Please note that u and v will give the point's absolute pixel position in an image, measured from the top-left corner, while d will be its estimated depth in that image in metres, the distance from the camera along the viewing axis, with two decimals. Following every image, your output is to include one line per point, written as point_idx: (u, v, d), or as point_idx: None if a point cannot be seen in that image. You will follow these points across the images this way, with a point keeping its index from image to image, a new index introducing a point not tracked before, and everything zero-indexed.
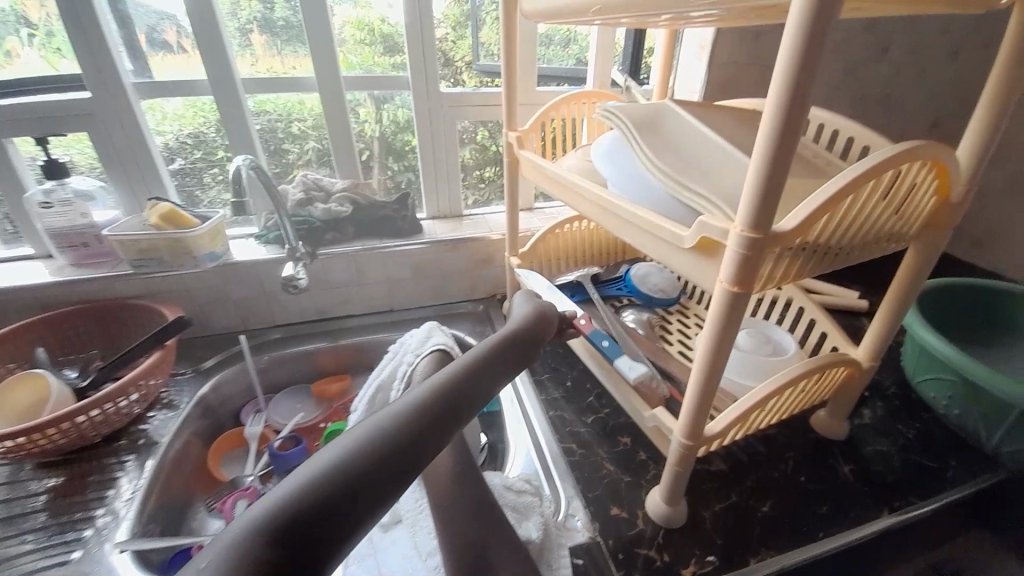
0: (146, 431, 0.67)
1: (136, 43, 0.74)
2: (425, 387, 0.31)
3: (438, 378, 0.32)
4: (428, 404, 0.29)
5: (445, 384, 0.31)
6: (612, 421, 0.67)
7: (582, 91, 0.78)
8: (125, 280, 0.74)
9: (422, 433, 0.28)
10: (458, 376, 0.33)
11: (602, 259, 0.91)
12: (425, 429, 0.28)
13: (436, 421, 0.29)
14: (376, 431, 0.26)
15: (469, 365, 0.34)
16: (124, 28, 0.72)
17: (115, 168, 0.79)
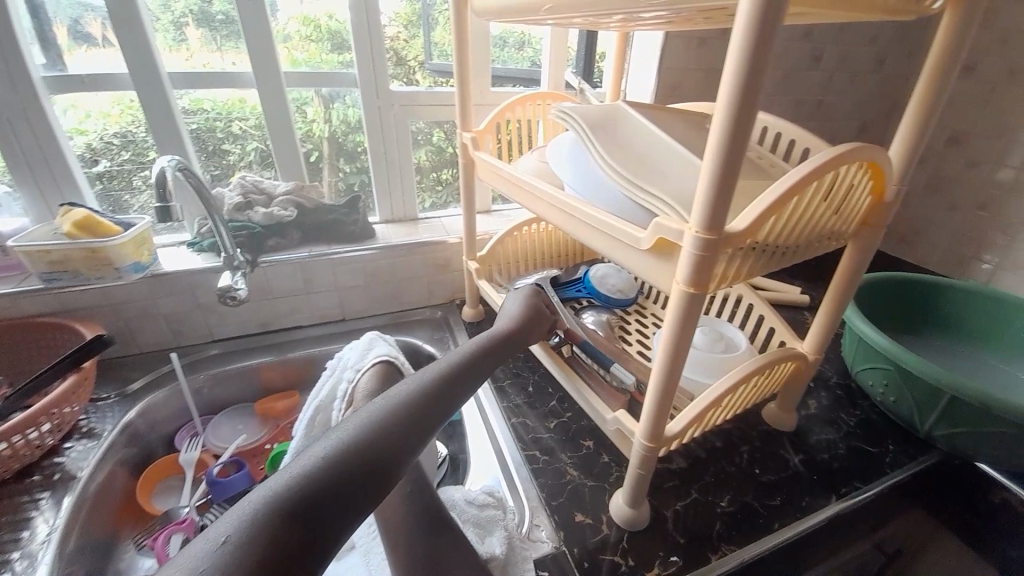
0: (63, 464, 0.59)
1: (48, 33, 0.66)
2: (402, 399, 0.37)
3: (413, 392, 0.38)
4: (400, 417, 0.35)
5: (419, 397, 0.38)
6: (574, 425, 0.67)
7: (536, 92, 0.78)
8: (34, 296, 0.66)
9: (396, 444, 0.34)
10: (425, 393, 0.38)
11: (561, 260, 0.91)
12: (403, 434, 0.34)
13: (410, 431, 0.35)
14: (362, 434, 0.33)
15: (439, 380, 0.41)
16: (35, 16, 0.64)
17: (22, 170, 0.70)
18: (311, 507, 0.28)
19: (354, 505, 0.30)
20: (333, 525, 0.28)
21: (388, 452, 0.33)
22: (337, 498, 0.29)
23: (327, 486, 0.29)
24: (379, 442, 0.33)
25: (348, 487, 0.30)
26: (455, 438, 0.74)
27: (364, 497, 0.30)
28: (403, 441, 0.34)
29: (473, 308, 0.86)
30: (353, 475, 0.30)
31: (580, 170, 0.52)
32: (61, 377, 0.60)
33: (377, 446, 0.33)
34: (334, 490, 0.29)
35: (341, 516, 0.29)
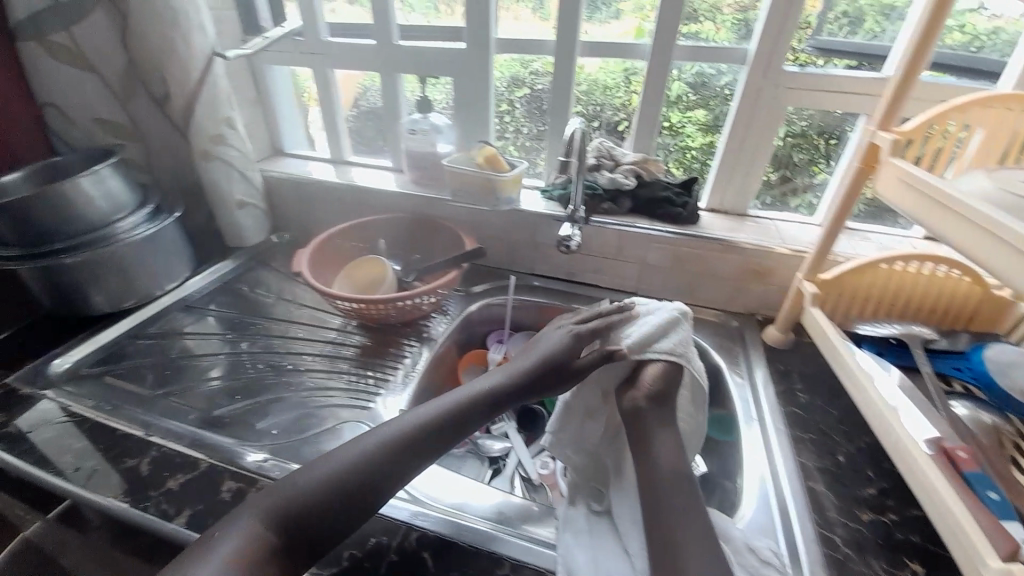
0: (427, 328, 0.82)
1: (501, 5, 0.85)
2: (351, 446, 0.49)
3: (364, 443, 0.49)
4: (350, 471, 0.47)
5: (364, 453, 0.48)
6: (900, 534, 0.51)
7: (996, 93, 0.57)
8: (444, 204, 0.91)
9: (349, 495, 0.46)
10: (374, 448, 0.49)
11: (931, 320, 0.69)
12: (351, 493, 0.46)
13: (356, 487, 0.46)
14: (319, 476, 0.46)
15: (394, 436, 0.50)
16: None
17: (460, 111, 0.94)
18: (325, 499, 0.45)
19: (361, 507, 0.46)
20: (349, 520, 0.46)
21: (385, 474, 0.48)
22: (348, 500, 0.46)
23: (337, 490, 0.46)
24: (378, 463, 0.48)
25: (357, 497, 0.46)
26: (718, 458, 0.69)
27: (370, 498, 0.47)
28: (395, 461, 0.49)
29: (781, 332, 0.75)
30: (361, 485, 0.47)
31: None
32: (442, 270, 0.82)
33: (377, 464, 0.48)
34: (341, 495, 0.46)
35: (351, 521, 0.46)
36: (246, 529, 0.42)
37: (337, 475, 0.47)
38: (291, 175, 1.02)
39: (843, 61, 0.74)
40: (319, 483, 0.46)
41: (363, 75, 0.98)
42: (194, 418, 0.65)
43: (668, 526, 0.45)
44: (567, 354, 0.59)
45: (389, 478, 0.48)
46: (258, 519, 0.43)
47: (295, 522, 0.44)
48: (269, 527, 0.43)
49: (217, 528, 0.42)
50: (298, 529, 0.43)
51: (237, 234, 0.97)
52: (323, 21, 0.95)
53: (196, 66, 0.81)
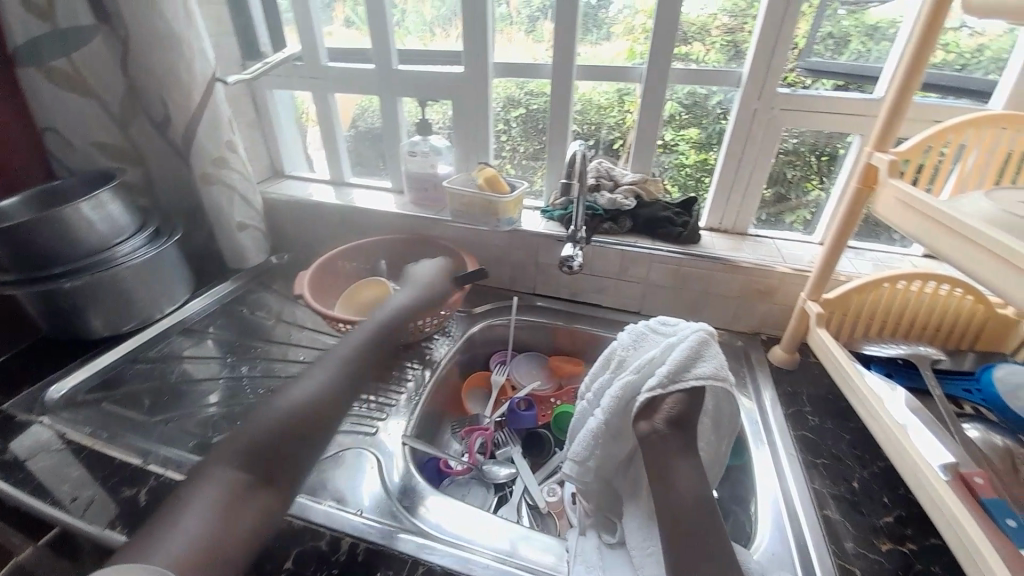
0: (430, 349, 0.81)
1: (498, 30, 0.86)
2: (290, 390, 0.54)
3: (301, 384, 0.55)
4: (291, 398, 0.53)
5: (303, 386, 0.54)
6: (919, 563, 0.50)
7: (986, 113, 0.57)
8: (445, 225, 0.91)
9: (296, 414, 0.51)
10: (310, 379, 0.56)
11: (935, 337, 0.69)
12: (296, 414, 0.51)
13: (301, 410, 0.52)
14: (265, 415, 0.50)
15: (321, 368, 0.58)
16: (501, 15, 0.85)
17: (461, 133, 0.95)
18: (278, 438, 0.49)
19: (310, 441, 0.50)
20: (301, 437, 0.50)
21: (325, 409, 0.54)
22: (296, 438, 0.49)
23: (284, 429, 0.49)
24: (315, 399, 0.54)
25: (306, 430, 0.50)
26: (729, 483, 0.68)
27: (317, 428, 0.51)
28: (332, 395, 0.55)
29: (787, 353, 0.75)
30: (305, 421, 0.51)
31: None
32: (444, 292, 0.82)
33: (314, 400, 0.53)
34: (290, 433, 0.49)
35: (302, 440, 0.50)
36: (212, 481, 0.43)
37: (282, 417, 0.50)
38: (292, 196, 1.02)
39: (833, 82, 0.76)
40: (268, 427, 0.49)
41: (360, 97, 0.99)
42: (194, 445, 0.63)
43: (691, 568, 0.39)
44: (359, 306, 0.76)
45: (329, 412, 0.54)
46: (221, 468, 0.45)
47: (257, 461, 0.46)
48: (231, 469, 0.44)
49: (183, 489, 0.43)
50: (262, 465, 0.46)
51: (238, 256, 0.96)
52: (323, 46, 0.96)
53: (197, 91, 0.82)
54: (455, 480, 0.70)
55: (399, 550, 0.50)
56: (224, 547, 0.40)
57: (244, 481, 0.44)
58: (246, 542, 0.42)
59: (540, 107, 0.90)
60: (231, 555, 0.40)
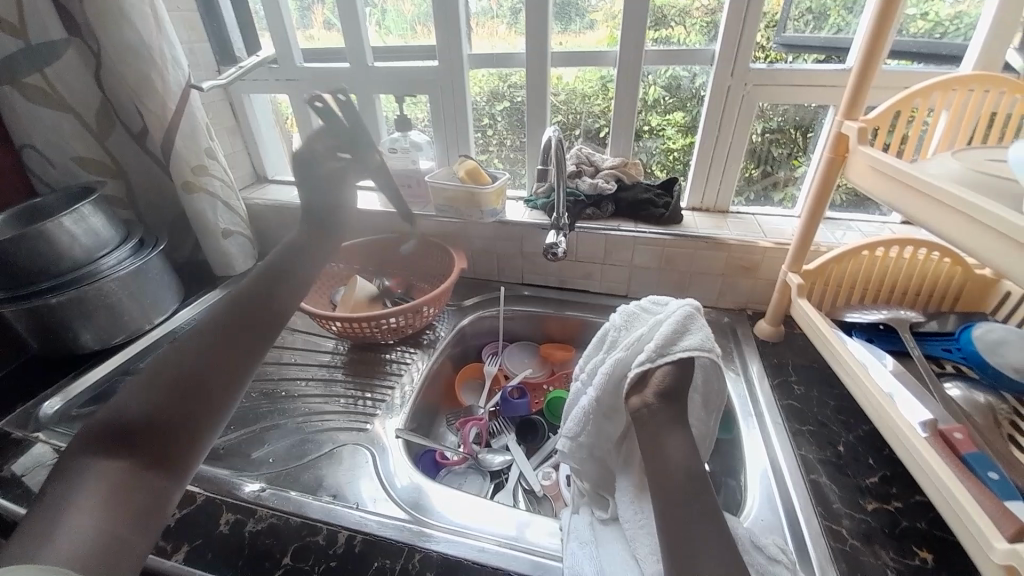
0: (422, 344, 0.82)
1: (469, 21, 0.86)
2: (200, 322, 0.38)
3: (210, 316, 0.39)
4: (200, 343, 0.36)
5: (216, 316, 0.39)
6: (906, 522, 0.50)
7: (958, 75, 0.57)
8: (430, 220, 0.92)
9: (200, 360, 0.36)
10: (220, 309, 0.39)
11: (914, 301, 0.70)
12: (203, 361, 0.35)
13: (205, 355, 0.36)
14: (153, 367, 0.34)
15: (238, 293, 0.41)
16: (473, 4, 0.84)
17: (439, 127, 0.95)
18: (168, 388, 0.34)
19: (212, 391, 0.35)
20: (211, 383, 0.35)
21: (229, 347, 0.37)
22: (191, 392, 0.34)
23: (169, 388, 0.34)
24: (208, 347, 0.36)
25: (197, 378, 0.34)
26: (720, 456, 0.69)
27: (215, 378, 0.35)
28: (247, 321, 0.39)
29: (773, 326, 0.75)
30: (200, 372, 0.35)
31: None
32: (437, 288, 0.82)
33: (209, 348, 0.36)
34: (174, 387, 0.34)
35: (212, 385, 0.35)
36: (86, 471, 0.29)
37: (158, 374, 0.34)
38: (275, 200, 1.02)
39: (813, 56, 0.77)
40: (146, 391, 0.33)
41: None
42: None
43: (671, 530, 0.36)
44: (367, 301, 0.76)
45: (235, 349, 0.37)
46: (92, 453, 0.30)
47: (139, 432, 0.32)
48: (102, 454, 0.30)
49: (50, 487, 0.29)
50: (151, 436, 0.32)
51: (225, 263, 0.96)
52: (298, 48, 0.96)
53: (172, 100, 0.81)
54: (451, 470, 0.71)
55: (394, 540, 0.51)
56: (125, 536, 0.29)
57: (131, 467, 0.30)
58: (151, 526, 0.30)
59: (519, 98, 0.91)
60: (137, 541, 0.29)
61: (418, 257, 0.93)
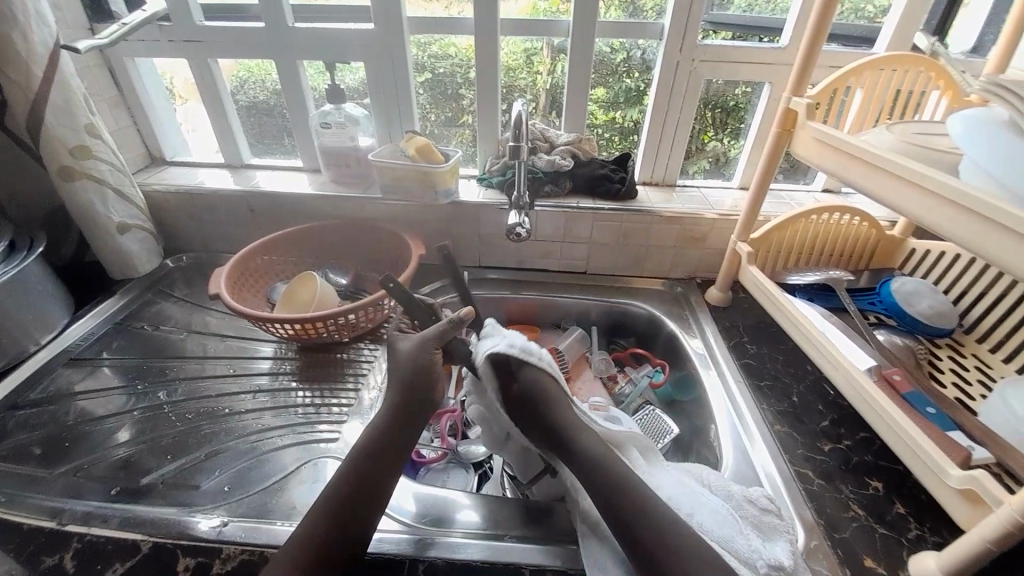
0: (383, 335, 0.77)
1: None
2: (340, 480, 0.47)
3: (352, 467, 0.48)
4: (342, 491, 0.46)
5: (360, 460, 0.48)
6: (856, 457, 0.57)
7: (882, 56, 0.64)
8: (376, 203, 0.84)
9: (363, 485, 0.47)
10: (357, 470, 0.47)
11: (839, 262, 0.79)
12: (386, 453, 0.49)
13: (368, 475, 0.47)
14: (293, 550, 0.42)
15: (369, 456, 0.48)
16: None
17: (377, 99, 0.86)
18: (333, 517, 0.44)
19: (385, 471, 0.48)
20: (372, 490, 0.47)
21: (387, 447, 0.49)
22: (371, 489, 0.47)
23: (344, 500, 0.45)
24: (369, 464, 0.48)
25: (372, 478, 0.47)
26: (686, 418, 0.73)
27: (384, 470, 0.48)
28: (388, 448, 0.49)
29: (721, 292, 0.80)
30: (372, 475, 0.47)
31: (1003, 150, 0.42)
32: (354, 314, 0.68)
33: (373, 461, 0.48)
34: (350, 499, 0.45)
35: (385, 477, 0.48)
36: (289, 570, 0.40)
37: (342, 482, 0.46)
38: (179, 186, 0.87)
39: (721, 34, 0.81)
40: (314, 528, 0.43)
41: (236, 65, 0.87)
42: (117, 492, 0.54)
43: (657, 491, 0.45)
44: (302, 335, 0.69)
45: (390, 451, 0.49)
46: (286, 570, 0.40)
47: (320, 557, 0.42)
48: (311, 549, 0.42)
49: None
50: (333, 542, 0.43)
51: (124, 265, 0.81)
52: (197, 3, 0.81)
53: (39, 66, 0.65)
54: (431, 468, 0.67)
55: (393, 553, 0.47)
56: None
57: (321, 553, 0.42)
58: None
59: (446, 71, 0.86)
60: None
61: (366, 245, 0.85)
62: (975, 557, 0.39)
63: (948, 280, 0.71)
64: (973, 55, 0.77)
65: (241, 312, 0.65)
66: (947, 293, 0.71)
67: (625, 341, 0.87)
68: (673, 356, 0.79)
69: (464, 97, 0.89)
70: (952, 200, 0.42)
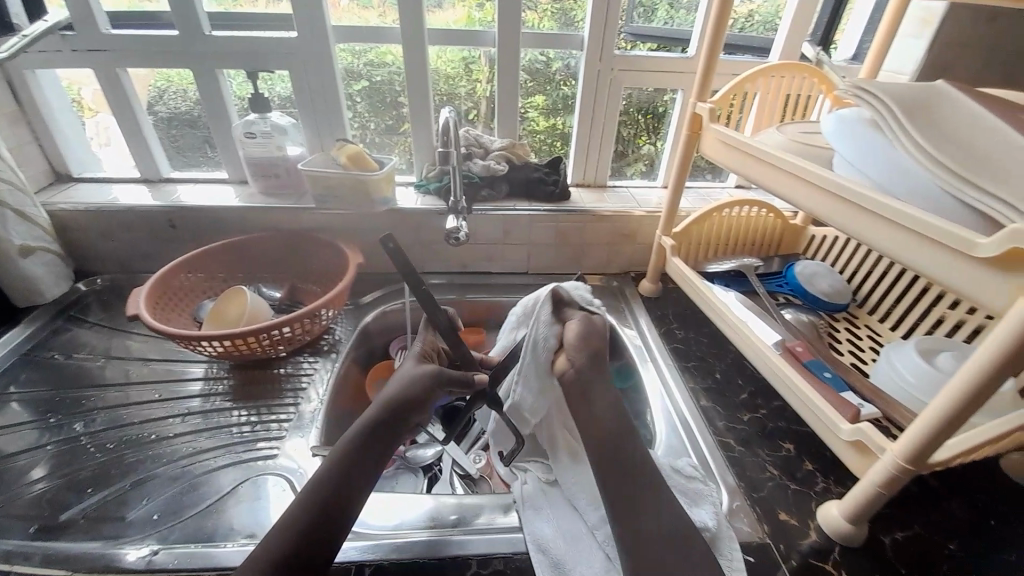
0: (324, 348, 0.76)
1: None
2: (316, 480, 0.46)
3: (329, 467, 0.47)
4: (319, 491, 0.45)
5: (338, 461, 0.48)
6: (772, 424, 0.63)
7: (772, 65, 0.72)
8: (310, 214, 0.82)
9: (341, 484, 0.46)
10: (335, 471, 0.47)
11: (753, 251, 0.86)
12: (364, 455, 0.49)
13: (346, 476, 0.47)
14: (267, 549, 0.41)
15: (348, 458, 0.48)
16: None
17: (306, 108, 0.85)
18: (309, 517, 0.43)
19: (362, 475, 0.48)
20: (350, 491, 0.47)
21: (365, 450, 0.50)
22: (347, 491, 0.46)
23: (321, 498, 0.45)
24: (346, 472, 0.47)
25: (351, 483, 0.47)
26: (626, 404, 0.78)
27: (359, 475, 0.48)
28: (365, 449, 0.50)
29: (652, 284, 0.86)
30: (349, 481, 0.47)
31: (866, 145, 0.49)
32: (290, 325, 0.67)
33: (350, 469, 0.48)
34: (325, 499, 0.45)
35: (362, 479, 0.48)
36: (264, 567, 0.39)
37: (315, 490, 0.46)
38: (89, 203, 0.81)
39: (646, 44, 0.87)
40: (288, 528, 0.43)
41: (152, 74, 0.82)
42: (37, 530, 0.50)
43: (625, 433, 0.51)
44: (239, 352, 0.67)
45: (368, 458, 0.49)
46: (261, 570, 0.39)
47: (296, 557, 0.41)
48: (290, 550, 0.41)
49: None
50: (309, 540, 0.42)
51: (29, 290, 0.74)
52: (101, 9, 0.77)
53: None
54: (380, 476, 0.67)
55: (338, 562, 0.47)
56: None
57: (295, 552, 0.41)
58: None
59: (381, 79, 0.86)
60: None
61: (302, 257, 0.84)
62: (871, 498, 0.44)
63: (843, 261, 0.80)
64: (853, 62, 0.88)
65: (163, 329, 0.62)
66: (843, 273, 0.80)
67: None
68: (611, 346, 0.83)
69: (401, 104, 0.89)
70: (825, 187, 0.48)
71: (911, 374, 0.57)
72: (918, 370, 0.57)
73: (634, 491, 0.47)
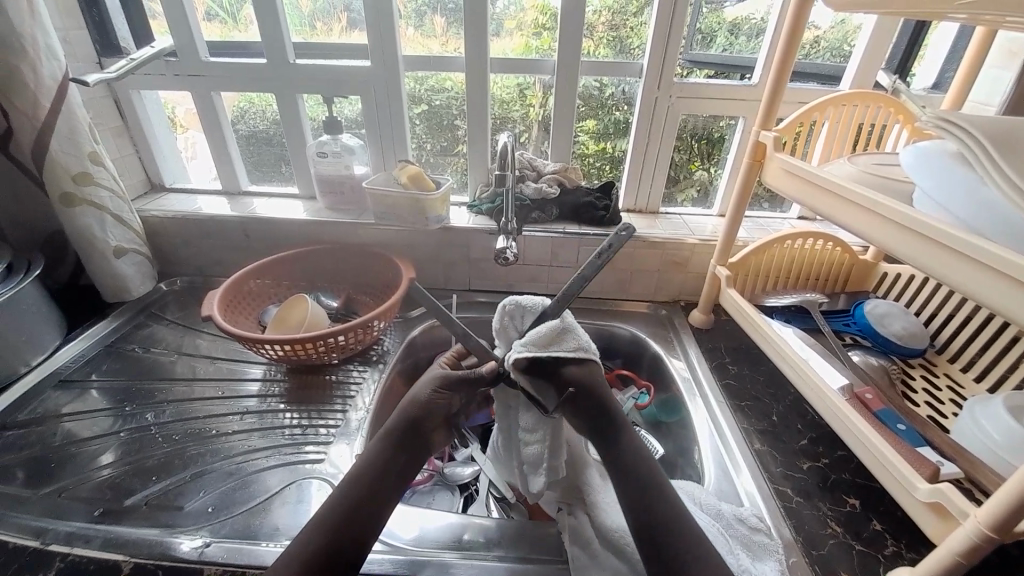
0: (373, 358, 0.78)
1: (404, 21, 0.83)
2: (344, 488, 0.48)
3: (356, 475, 0.49)
4: (348, 498, 0.47)
5: (365, 469, 0.49)
6: (834, 475, 0.58)
7: (843, 94, 0.69)
8: (368, 228, 0.87)
9: (368, 494, 0.47)
10: (363, 480, 0.48)
11: (817, 285, 0.82)
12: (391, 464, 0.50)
13: (373, 485, 0.48)
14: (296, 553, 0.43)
15: (375, 466, 0.49)
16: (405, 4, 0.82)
17: (371, 129, 0.90)
18: (335, 524, 0.45)
19: (390, 486, 0.49)
20: (377, 501, 0.47)
21: (392, 461, 0.50)
22: (374, 502, 0.47)
23: (349, 507, 0.46)
24: (370, 488, 0.48)
25: (375, 499, 0.47)
26: (671, 438, 0.75)
27: (387, 487, 0.49)
28: (392, 458, 0.50)
29: (704, 314, 0.82)
30: (373, 494, 0.48)
31: (946, 181, 0.46)
32: (343, 333, 0.69)
33: (373, 485, 0.48)
34: (352, 506, 0.46)
35: (391, 491, 0.49)
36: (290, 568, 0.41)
37: (343, 497, 0.47)
38: (177, 211, 0.90)
39: (708, 71, 0.86)
40: (316, 533, 0.44)
41: (239, 97, 0.90)
42: (101, 513, 0.54)
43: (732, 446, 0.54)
44: (295, 355, 0.70)
45: (395, 468, 0.50)
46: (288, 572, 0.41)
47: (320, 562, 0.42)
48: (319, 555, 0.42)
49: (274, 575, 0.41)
50: (336, 547, 0.43)
51: (119, 288, 0.83)
52: (201, 41, 0.86)
53: (47, 97, 0.68)
54: (418, 491, 0.68)
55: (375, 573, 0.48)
56: None
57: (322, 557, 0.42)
58: None
59: (444, 103, 0.90)
60: None
61: (359, 269, 0.88)
62: (947, 570, 0.39)
63: (918, 303, 0.74)
64: (934, 91, 0.82)
65: (229, 327, 0.67)
66: (919, 315, 0.74)
67: (611, 362, 0.89)
68: (658, 377, 0.81)
69: (461, 128, 0.92)
70: (901, 223, 0.45)
71: (999, 434, 0.51)
72: (1006, 428, 0.51)
73: (685, 534, 0.45)
